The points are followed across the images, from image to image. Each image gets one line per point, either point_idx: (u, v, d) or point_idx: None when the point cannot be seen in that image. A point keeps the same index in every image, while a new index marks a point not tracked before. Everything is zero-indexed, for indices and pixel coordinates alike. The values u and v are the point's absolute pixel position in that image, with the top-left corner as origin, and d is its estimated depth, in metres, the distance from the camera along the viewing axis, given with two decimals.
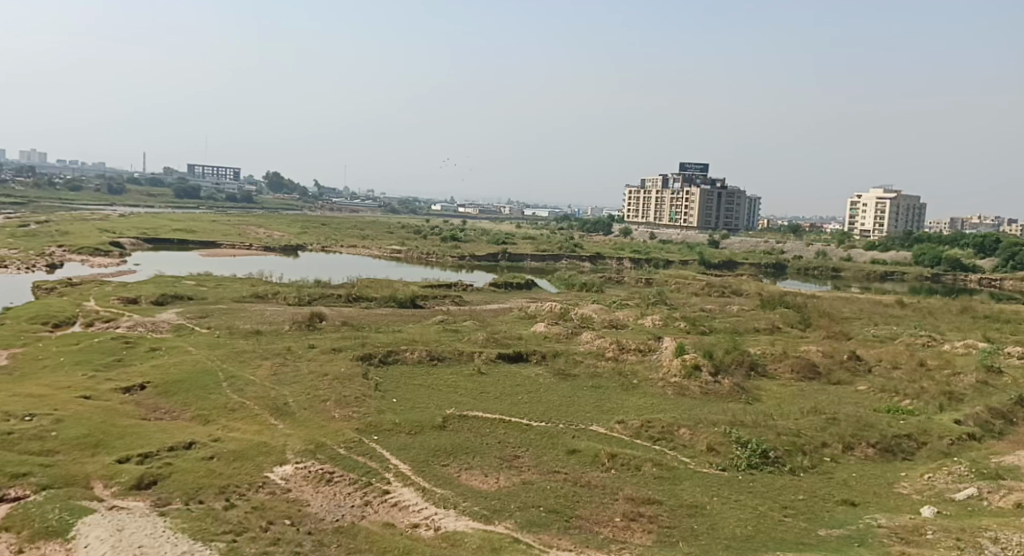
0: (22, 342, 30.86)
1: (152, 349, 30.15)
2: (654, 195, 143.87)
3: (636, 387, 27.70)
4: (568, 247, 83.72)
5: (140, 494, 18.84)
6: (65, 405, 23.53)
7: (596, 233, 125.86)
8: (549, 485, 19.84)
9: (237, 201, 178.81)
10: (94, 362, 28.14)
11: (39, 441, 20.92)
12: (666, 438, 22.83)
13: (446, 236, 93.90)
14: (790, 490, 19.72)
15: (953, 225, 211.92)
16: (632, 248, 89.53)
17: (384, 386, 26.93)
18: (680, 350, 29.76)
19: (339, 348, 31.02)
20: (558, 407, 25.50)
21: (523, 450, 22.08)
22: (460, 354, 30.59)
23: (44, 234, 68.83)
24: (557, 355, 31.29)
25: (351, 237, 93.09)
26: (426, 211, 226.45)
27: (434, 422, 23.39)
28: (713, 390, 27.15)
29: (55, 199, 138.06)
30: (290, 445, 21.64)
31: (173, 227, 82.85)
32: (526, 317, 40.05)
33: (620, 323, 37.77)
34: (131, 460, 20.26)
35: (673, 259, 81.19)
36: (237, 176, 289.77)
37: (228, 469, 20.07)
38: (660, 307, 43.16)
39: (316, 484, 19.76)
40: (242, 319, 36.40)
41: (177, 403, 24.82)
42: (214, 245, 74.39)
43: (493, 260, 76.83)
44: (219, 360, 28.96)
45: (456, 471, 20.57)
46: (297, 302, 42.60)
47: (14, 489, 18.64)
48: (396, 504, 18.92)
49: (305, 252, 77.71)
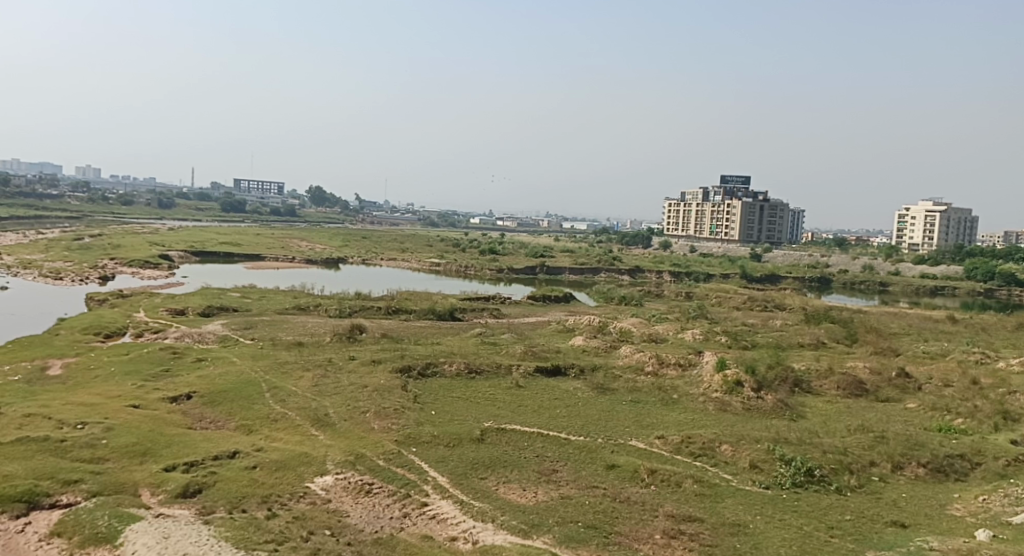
0: (75, 351, 31.70)
1: (198, 359, 30.71)
2: (693, 208, 142.87)
3: (677, 402, 27.47)
4: (607, 261, 83.53)
5: (186, 501, 19.18)
6: (115, 413, 24.08)
7: (635, 246, 125.34)
8: (588, 500, 19.76)
9: (281, 214, 181.85)
10: (143, 372, 28.74)
11: (90, 449, 21.43)
12: (707, 454, 22.59)
13: (485, 248, 94.28)
14: (836, 510, 19.36)
15: (1005, 239, 207.23)
16: (672, 261, 88.84)
17: (423, 398, 27.08)
18: (721, 365, 29.44)
19: (379, 359, 31.27)
20: (597, 421, 25.39)
21: (561, 464, 22.02)
22: (499, 367, 30.62)
23: (97, 246, 70.68)
24: (595, 369, 31.16)
25: (391, 250, 94.02)
26: (466, 224, 227.36)
27: (472, 434, 23.48)
28: (756, 405, 26.78)
29: (107, 213, 141.82)
30: (330, 456, 21.84)
31: (219, 240, 84.43)
32: (565, 330, 39.99)
33: (660, 337, 37.53)
34: (177, 468, 20.63)
35: (714, 273, 80.43)
36: (280, 190, 294.35)
37: (271, 479, 20.34)
38: (701, 321, 42.79)
39: (356, 496, 19.92)
40: (285, 331, 36.93)
41: (222, 412, 25.26)
42: (258, 257, 75.73)
43: (531, 273, 76.93)
44: (262, 370, 29.39)
45: (494, 484, 20.59)
46: (339, 314, 43.10)
47: (67, 495, 19.12)
48: (435, 517, 18.99)
49: (346, 264, 78.65)
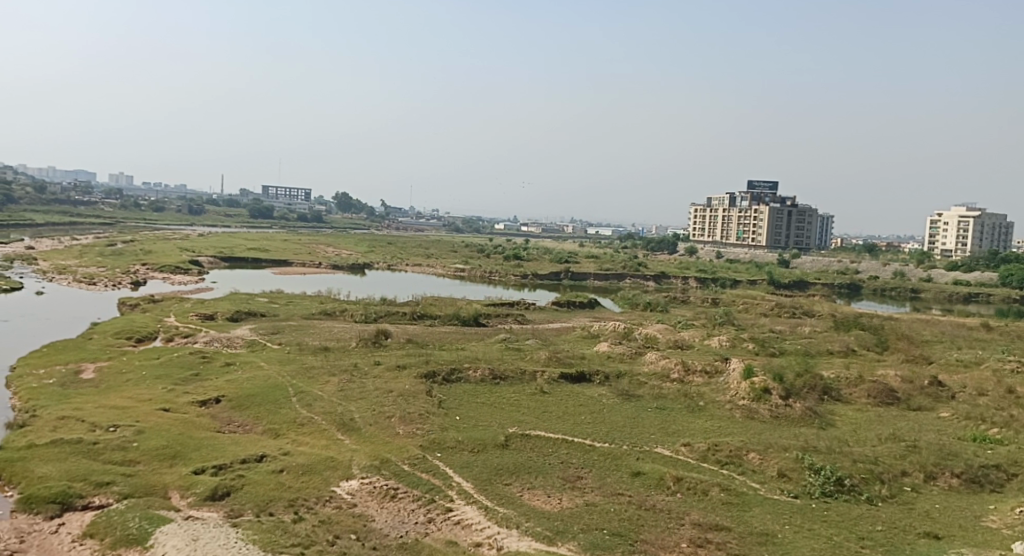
0: (108, 355, 32.22)
1: (227, 364, 31.09)
2: (720, 214, 142.01)
3: (703, 409, 27.33)
4: (632, 266, 83.31)
5: (215, 504, 19.44)
6: (146, 416, 24.45)
7: (660, 251, 124.79)
8: (613, 507, 19.73)
9: (308, 220, 183.47)
10: (173, 376, 29.13)
11: (122, 451, 21.79)
12: (734, 462, 22.45)
13: (510, 254, 94.36)
14: (866, 520, 19.16)
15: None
16: (698, 267, 88.39)
17: (448, 404, 27.19)
18: (748, 373, 29.23)
19: (404, 365, 31.44)
20: (622, 428, 25.32)
21: (586, 471, 22.00)
22: (523, 373, 30.64)
23: (129, 252, 71.79)
24: (620, 376, 31.07)
25: (416, 255, 94.54)
26: (491, 230, 227.84)
27: (497, 440, 23.54)
28: (784, 413, 26.57)
29: (139, 220, 143.79)
30: (356, 460, 22.01)
31: (247, 246, 85.27)
32: (590, 336, 39.92)
33: (686, 344, 37.36)
34: (206, 471, 20.90)
35: (741, 279, 79.84)
36: (307, 197, 296.72)
37: (298, 482, 20.54)
38: (727, 328, 42.53)
39: (381, 500, 20.04)
40: (312, 336, 37.25)
41: (250, 416, 25.54)
42: (285, 263, 76.47)
43: (556, 279, 76.91)
44: (289, 375, 29.68)
45: (519, 490, 20.62)
46: (364, 320, 43.40)
47: (99, 497, 19.45)
48: (460, 522, 19.06)
49: (372, 270, 79.13)
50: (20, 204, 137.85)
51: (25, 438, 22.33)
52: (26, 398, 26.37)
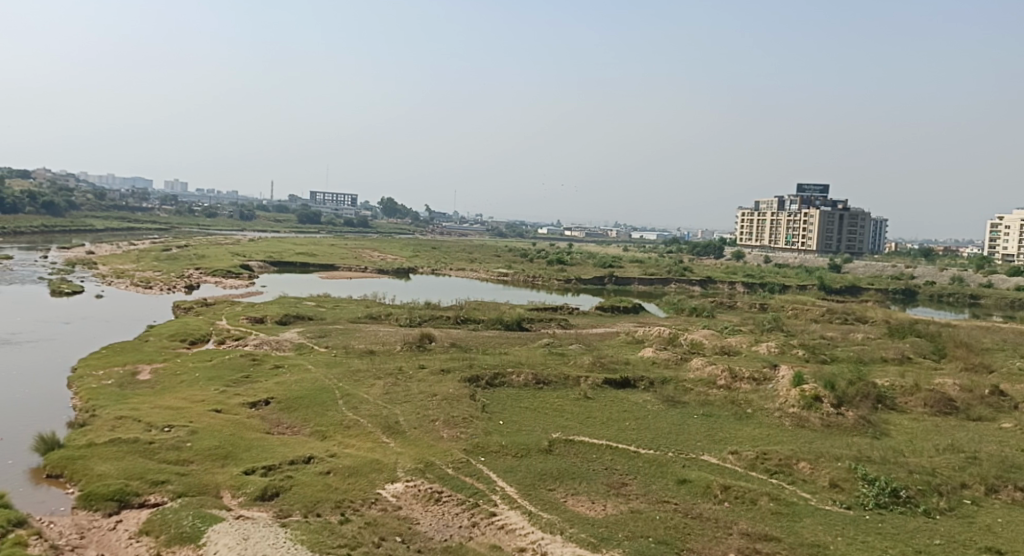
0: (162, 357, 33.00)
1: (276, 366, 31.60)
2: (768, 218, 140.04)
3: (751, 416, 26.99)
4: (677, 271, 82.56)
5: (265, 504, 19.79)
6: (199, 417, 24.98)
7: (707, 256, 123.51)
8: (659, 515, 19.60)
9: (354, 225, 185.53)
10: (225, 378, 29.73)
11: (177, 451, 22.32)
12: (783, 471, 22.13)
13: (554, 258, 94.19)
14: (923, 533, 18.73)
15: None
16: (746, 272, 87.27)
17: (491, 408, 27.27)
18: (798, 380, 28.78)
19: (447, 368, 31.61)
20: (668, 435, 25.12)
21: (630, 477, 21.88)
22: (567, 378, 30.58)
23: (183, 257, 73.53)
24: (666, 382, 30.81)
25: (460, 260, 95.08)
26: (536, 235, 227.82)
27: (540, 445, 23.54)
28: (836, 422, 26.10)
29: (192, 225, 147.11)
30: (401, 463, 22.20)
31: (296, 251, 86.61)
32: (634, 341, 39.71)
33: (733, 350, 36.91)
34: (256, 471, 21.29)
35: (790, 284, 78.60)
36: (353, 202, 299.84)
37: (344, 484, 20.80)
38: (776, 334, 41.91)
39: (426, 503, 20.18)
40: (358, 339, 37.69)
41: (298, 418, 25.94)
42: (332, 267, 77.50)
43: (600, 284, 76.60)
44: (336, 378, 30.05)
45: (563, 496, 20.59)
46: (409, 324, 43.75)
47: (154, 495, 19.96)
48: (503, 527, 19.11)
49: (416, 274, 79.70)
50: (82, 210, 142.35)
51: (85, 437, 23.00)
52: (86, 398, 27.16)
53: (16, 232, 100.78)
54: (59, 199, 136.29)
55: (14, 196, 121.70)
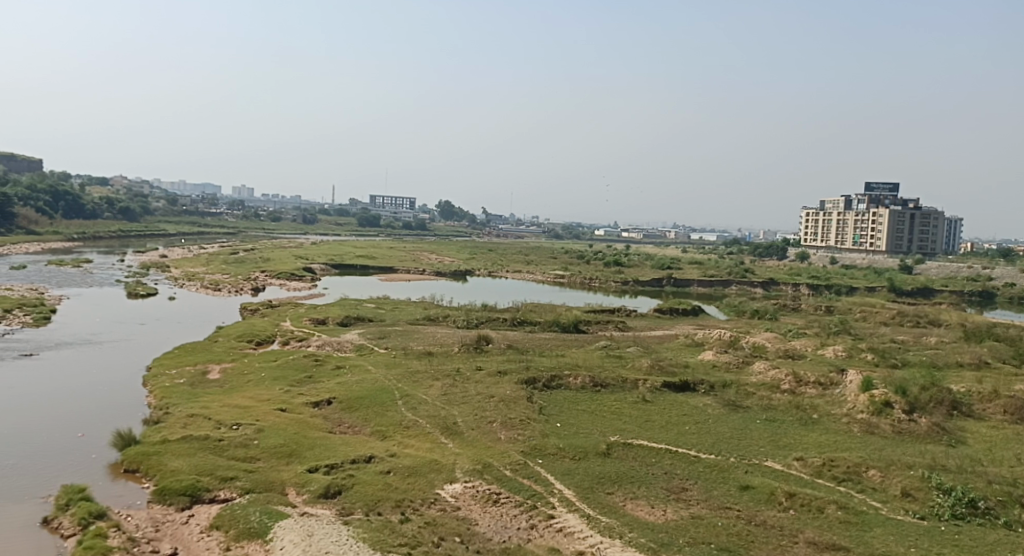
0: (230, 357, 33.85)
1: (337, 367, 32.08)
2: (834, 218, 136.65)
3: (817, 422, 26.36)
4: (738, 272, 81.15)
5: (328, 502, 20.07)
6: (265, 416, 25.52)
7: (769, 257, 121.26)
8: (720, 521, 19.29)
9: (412, 228, 187.33)
10: (289, 378, 30.33)
11: (244, 449, 22.82)
12: (852, 479, 21.57)
13: (611, 260, 93.60)
14: (1002, 547, 18.04)
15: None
16: (810, 273, 85.33)
17: (548, 410, 27.20)
18: (867, 385, 28.02)
19: (504, 370, 31.64)
20: (729, 439, 24.72)
21: (691, 482, 21.57)
22: (625, 381, 30.34)
23: (250, 260, 75.34)
24: (727, 385, 30.29)
25: (517, 262, 95.25)
26: (592, 236, 226.71)
27: (598, 448, 23.38)
28: (908, 429, 25.32)
29: (258, 228, 150.57)
30: (460, 464, 22.29)
31: (356, 253, 87.97)
32: (694, 344, 39.17)
33: (797, 353, 36.11)
34: (319, 469, 21.63)
35: (857, 286, 76.46)
36: (411, 205, 302.74)
37: (404, 484, 20.97)
38: (842, 337, 40.84)
39: (485, 504, 20.22)
40: (416, 341, 38.00)
41: (359, 418, 26.26)
42: (391, 270, 78.39)
43: (658, 286, 75.93)
44: (395, 379, 30.35)
45: (622, 500, 20.41)
46: (467, 326, 44.03)
47: (223, 491, 20.46)
48: (562, 529, 19.05)
49: (474, 276, 80.18)
50: (154, 215, 147.24)
51: (159, 434, 23.71)
52: (159, 396, 28.03)
53: (94, 236, 104.91)
54: (134, 204, 141.54)
55: (93, 202, 126.81)
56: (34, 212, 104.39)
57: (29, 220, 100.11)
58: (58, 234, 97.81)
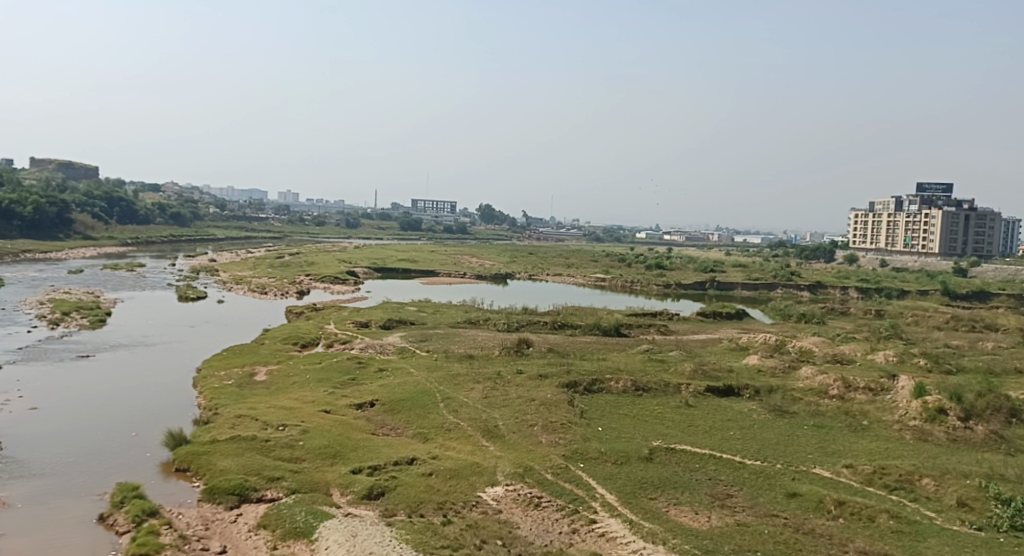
0: (276, 359, 34.28)
1: (380, 369, 32.28)
2: (884, 219, 133.77)
3: (867, 429, 25.77)
4: (784, 275, 79.93)
5: (371, 503, 20.16)
6: (310, 417, 25.76)
7: (816, 260, 119.25)
8: (767, 529, 18.92)
9: (454, 232, 188.15)
10: (333, 380, 30.61)
11: (290, 449, 23.06)
12: (904, 488, 21.04)
13: (652, 263, 92.84)
14: None
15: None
16: (859, 276, 83.62)
17: (590, 414, 27.00)
18: (920, 392, 27.32)
19: (545, 373, 31.51)
20: (776, 446, 24.28)
21: (736, 489, 21.21)
22: (667, 385, 30.00)
23: (295, 264, 76.37)
24: (773, 391, 29.76)
25: (558, 265, 95.01)
26: (635, 239, 224.98)
27: (641, 453, 23.13)
28: (963, 437, 24.63)
29: (303, 233, 152.58)
30: (501, 467, 22.22)
31: (398, 257, 88.55)
32: (739, 348, 38.61)
33: (846, 359, 35.36)
34: (363, 471, 21.74)
35: (909, 289, 74.60)
36: (452, 209, 304.14)
37: (446, 486, 20.98)
38: (894, 342, 39.87)
39: (526, 508, 20.12)
40: (457, 344, 38.06)
41: (402, 420, 26.37)
42: (432, 273, 78.76)
43: (701, 289, 75.10)
44: (437, 381, 30.42)
45: (665, 506, 20.14)
46: (507, 329, 43.97)
47: (270, 491, 20.69)
48: (604, 535, 18.86)
49: (514, 279, 80.17)
50: (204, 220, 150.16)
51: (208, 434, 24.10)
52: (208, 397, 28.49)
53: (147, 241, 107.32)
54: (185, 210, 144.65)
55: (145, 208, 129.86)
56: (90, 218, 107.15)
57: (85, 226, 102.74)
58: (112, 239, 100.32)
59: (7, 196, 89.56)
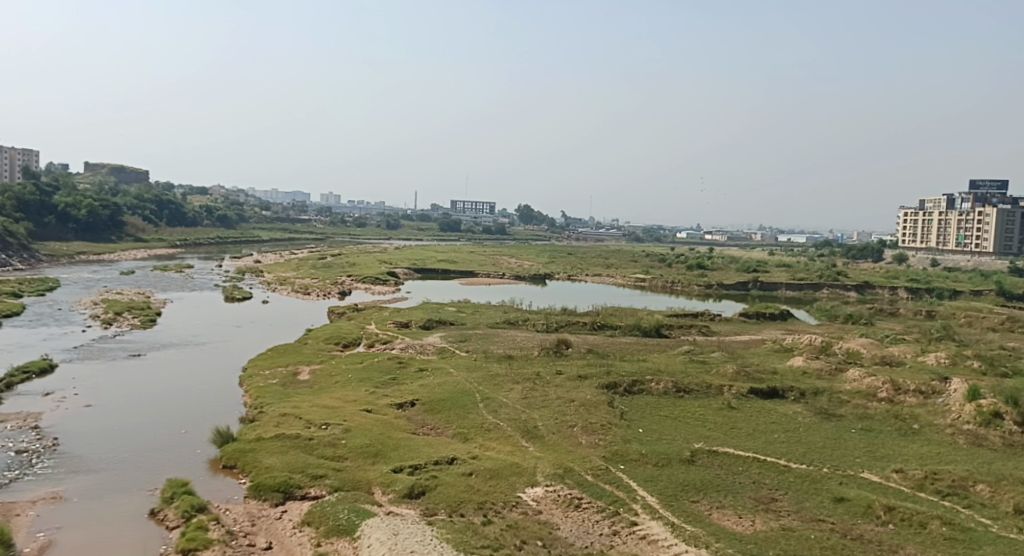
0: (318, 358, 34.59)
1: (420, 369, 32.36)
2: (935, 218, 130.63)
3: (918, 432, 25.09)
4: (830, 275, 78.36)
5: (412, 502, 20.17)
6: (351, 416, 25.91)
7: (863, 260, 116.90)
8: (813, 534, 18.50)
9: (493, 233, 188.50)
10: (374, 380, 30.76)
11: (332, 447, 23.20)
12: (958, 494, 20.42)
13: (693, 263, 91.93)
14: None
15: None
16: (909, 276, 81.68)
17: (630, 416, 26.68)
18: (974, 395, 26.56)
19: (585, 374, 31.31)
20: (822, 449, 23.77)
21: (781, 493, 20.78)
22: (709, 387, 29.57)
23: (337, 265, 77.20)
24: (818, 393, 29.16)
25: (597, 265, 94.59)
26: (676, 239, 222.78)
27: (682, 455, 22.80)
28: (1020, 442, 23.89)
29: (345, 234, 154.33)
30: (541, 468, 22.07)
31: (438, 258, 88.93)
32: (783, 349, 37.96)
33: (895, 361, 34.49)
34: (404, 470, 21.77)
35: (961, 290, 72.65)
36: (492, 210, 304.76)
37: (487, 486, 20.92)
38: (945, 344, 38.79)
39: (566, 509, 19.96)
40: (497, 344, 38.00)
41: (442, 420, 26.38)
42: (472, 274, 78.84)
43: (743, 289, 74.13)
44: (477, 381, 30.40)
45: (707, 509, 19.81)
46: (546, 329, 43.84)
47: (313, 489, 20.84)
48: (645, 537, 18.62)
49: (553, 280, 79.98)
50: (249, 221, 152.63)
51: (253, 432, 24.37)
52: (253, 395, 28.84)
53: (195, 242, 109.38)
54: (231, 212, 147.29)
55: (194, 210, 132.46)
56: (141, 220, 109.65)
57: (137, 228, 105.10)
58: (161, 241, 102.51)
59: (63, 199, 92.03)
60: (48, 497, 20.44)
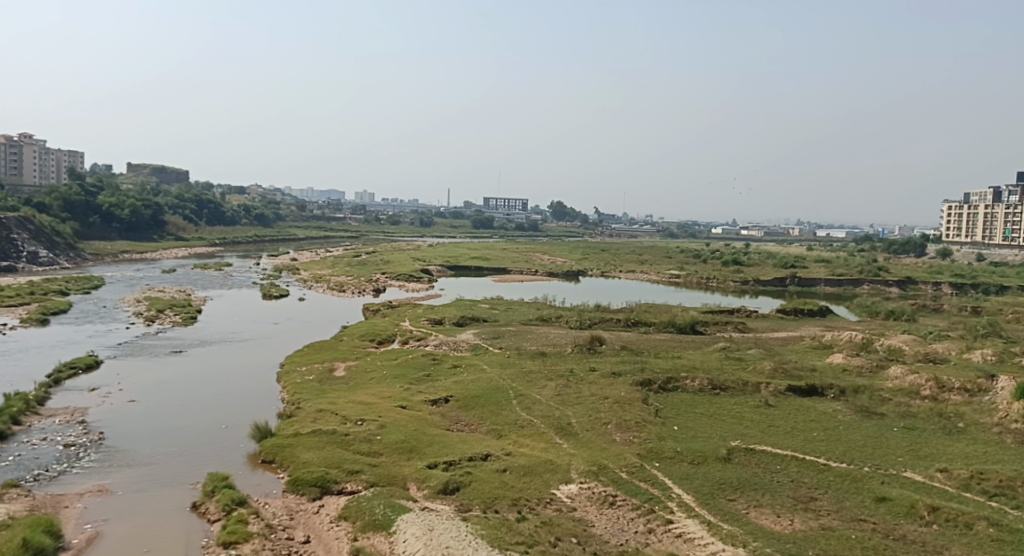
0: (353, 355, 34.82)
1: (454, 366, 32.37)
2: (982, 211, 128.09)
3: (963, 431, 24.50)
4: (871, 271, 76.89)
5: (446, 498, 20.18)
6: (386, 412, 25.99)
7: (906, 254, 114.79)
8: (854, 534, 18.14)
9: (528, 230, 188.15)
10: (408, 376, 30.86)
11: (367, 443, 23.29)
12: (1005, 494, 19.89)
13: (729, 259, 90.83)
14: None
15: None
16: (953, 271, 80.05)
17: (665, 413, 26.41)
18: (1021, 393, 25.84)
19: (619, 371, 31.03)
20: (863, 447, 23.30)
21: (820, 492, 20.41)
22: (746, 385, 29.15)
23: (372, 262, 77.69)
24: (858, 390, 28.60)
25: (632, 262, 94.01)
26: (713, 236, 218.93)
27: (719, 453, 22.50)
28: None
29: (381, 232, 155.20)
30: (575, 465, 21.94)
31: (472, 255, 89.02)
32: (821, 346, 37.35)
33: (938, 358, 33.73)
34: (438, 466, 21.78)
35: (1008, 285, 70.80)
36: (525, 207, 304.01)
37: (520, 483, 20.83)
38: (992, 341, 37.83)
39: (601, 506, 19.80)
40: (531, 341, 37.87)
41: (476, 416, 26.36)
42: (506, 271, 78.79)
43: (781, 285, 73.19)
44: (510, 378, 30.31)
45: (744, 507, 19.52)
46: (580, 326, 43.63)
47: (350, 483, 20.93)
48: (681, 535, 18.39)
49: (586, 277, 79.68)
50: (286, 220, 154.09)
51: (291, 427, 24.57)
52: (291, 391, 29.08)
53: (235, 241, 110.77)
54: (269, 211, 148.89)
55: (232, 210, 133.98)
56: (182, 220, 111.21)
57: (178, 227, 106.59)
58: (202, 240, 104.03)
59: (106, 200, 93.64)
60: (94, 490, 20.78)
